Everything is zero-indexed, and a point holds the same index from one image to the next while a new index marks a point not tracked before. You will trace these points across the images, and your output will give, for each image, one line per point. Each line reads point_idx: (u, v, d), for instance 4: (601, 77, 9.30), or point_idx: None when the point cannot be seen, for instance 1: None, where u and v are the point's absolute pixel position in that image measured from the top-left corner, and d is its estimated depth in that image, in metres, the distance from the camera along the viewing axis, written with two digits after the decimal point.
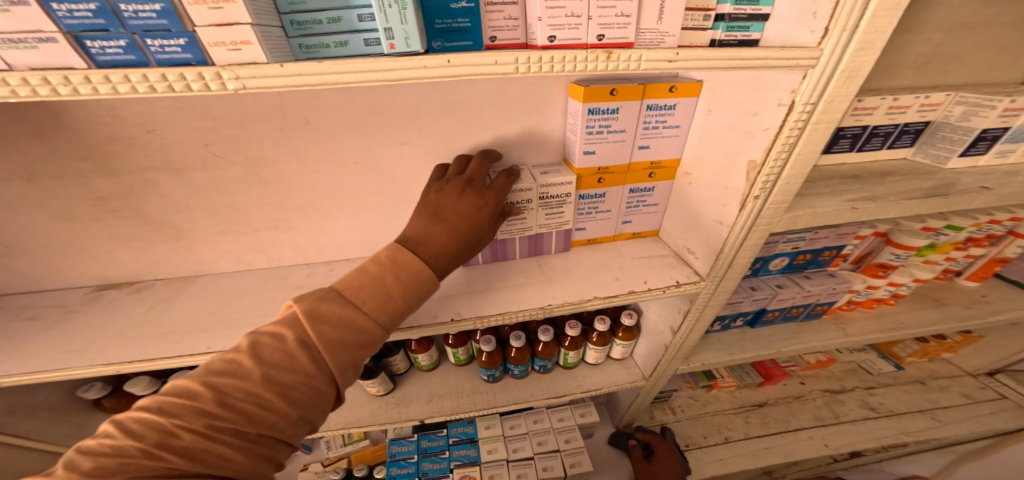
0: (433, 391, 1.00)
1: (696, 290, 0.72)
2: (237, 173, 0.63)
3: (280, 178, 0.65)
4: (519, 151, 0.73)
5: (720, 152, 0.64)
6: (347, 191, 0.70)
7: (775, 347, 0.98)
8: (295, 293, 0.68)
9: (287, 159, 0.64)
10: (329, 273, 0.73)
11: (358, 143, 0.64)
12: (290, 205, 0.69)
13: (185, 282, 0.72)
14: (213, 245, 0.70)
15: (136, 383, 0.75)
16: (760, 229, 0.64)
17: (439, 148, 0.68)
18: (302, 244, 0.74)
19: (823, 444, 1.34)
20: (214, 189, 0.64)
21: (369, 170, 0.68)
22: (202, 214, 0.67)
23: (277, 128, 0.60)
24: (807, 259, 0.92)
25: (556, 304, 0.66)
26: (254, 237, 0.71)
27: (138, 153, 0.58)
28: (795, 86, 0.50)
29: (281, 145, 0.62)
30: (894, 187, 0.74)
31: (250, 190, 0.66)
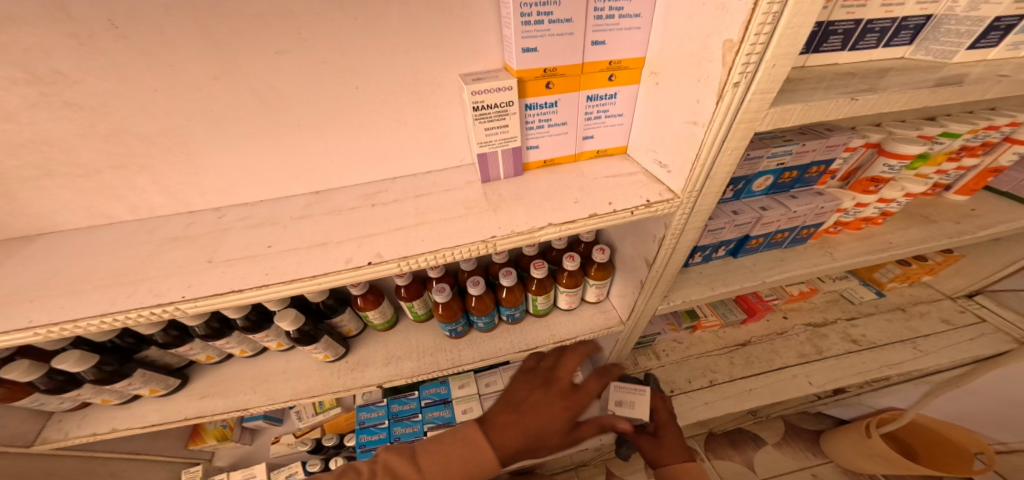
0: (392, 353, 0.91)
1: (670, 210, 0.60)
2: (27, 94, 0.47)
3: (100, 100, 0.50)
4: (439, 58, 0.58)
5: (688, 37, 0.50)
6: (217, 112, 0.55)
7: (758, 277, 0.90)
8: (166, 246, 0.56)
9: (98, 74, 0.48)
10: (216, 222, 0.60)
11: (203, 48, 0.49)
12: (138, 137, 0.54)
13: (21, 243, 0.58)
14: (40, 193, 0.55)
15: (11, 368, 0.61)
16: (743, 129, 0.51)
17: (331, 56, 0.54)
18: (172, 188, 0.60)
19: (807, 382, 1.32)
20: (2, 118, 0.48)
21: (240, 87, 0.53)
22: (3, 153, 0.51)
23: (64, 31, 0.44)
24: (792, 177, 0.83)
25: (501, 236, 0.56)
26: (100, 181, 0.57)
27: None
28: None
29: (85, 54, 0.46)
30: (894, 80, 0.62)
31: (63, 119, 0.50)
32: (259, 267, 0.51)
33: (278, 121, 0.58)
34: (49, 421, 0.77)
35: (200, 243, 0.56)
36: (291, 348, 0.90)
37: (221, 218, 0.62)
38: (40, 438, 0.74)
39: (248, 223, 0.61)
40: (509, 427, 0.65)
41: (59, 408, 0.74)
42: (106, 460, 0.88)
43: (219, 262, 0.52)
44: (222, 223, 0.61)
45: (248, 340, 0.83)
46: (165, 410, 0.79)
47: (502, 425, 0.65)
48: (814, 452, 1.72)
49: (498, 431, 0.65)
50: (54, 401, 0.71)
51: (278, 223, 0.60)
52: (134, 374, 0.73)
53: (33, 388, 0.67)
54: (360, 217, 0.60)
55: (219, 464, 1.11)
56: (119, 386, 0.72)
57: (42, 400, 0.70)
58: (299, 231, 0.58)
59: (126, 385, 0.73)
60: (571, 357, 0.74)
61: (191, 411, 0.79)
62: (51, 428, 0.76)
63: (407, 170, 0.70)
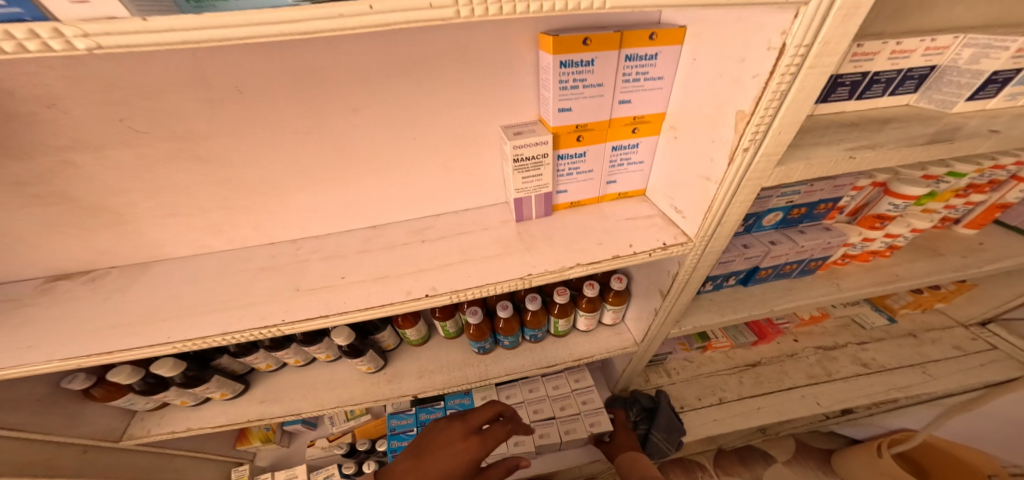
0: (425, 366, 1.00)
1: (684, 251, 0.67)
2: (168, 147, 0.62)
3: (217, 151, 0.64)
4: (483, 112, 0.69)
5: (706, 103, 0.57)
6: (303, 161, 0.69)
7: (767, 305, 0.96)
8: (258, 274, 0.72)
9: (222, 131, 0.63)
10: (294, 253, 0.75)
11: (301, 107, 0.62)
12: (239, 179, 0.69)
13: (141, 268, 0.75)
14: (162, 227, 0.72)
15: (117, 372, 0.73)
16: (751, 185, 0.57)
17: (397, 112, 0.66)
18: (260, 222, 0.76)
19: (815, 403, 1.36)
20: (143, 168, 0.64)
21: (323, 139, 0.67)
22: (143, 196, 0.67)
23: (203, 99, 0.58)
24: (802, 213, 0.88)
25: (536, 273, 0.64)
26: (206, 218, 0.73)
27: (50, 133, 0.56)
28: (786, 28, 0.42)
29: (214, 117, 0.60)
30: (893, 134, 0.69)
31: (190, 167, 0.66)
32: (334, 297, 0.62)
33: (347, 165, 0.71)
34: (133, 418, 0.87)
35: (287, 274, 0.70)
36: (335, 360, 1.00)
37: (297, 250, 0.77)
38: (126, 434, 0.84)
39: (320, 255, 0.75)
40: (408, 471, 0.76)
41: (143, 407, 0.85)
42: (172, 456, 0.98)
43: (303, 291, 0.65)
44: (299, 255, 0.75)
45: (302, 351, 0.93)
46: (229, 412, 0.89)
47: (407, 468, 0.77)
48: (825, 471, 1.74)
49: (399, 478, 0.75)
50: (142, 400, 0.82)
51: (345, 256, 0.73)
52: (211, 379, 0.83)
53: (129, 389, 0.79)
54: (413, 252, 0.70)
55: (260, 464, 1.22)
56: (199, 389, 0.83)
57: (133, 399, 0.81)
58: (362, 264, 0.70)
59: (204, 389, 0.83)
60: (480, 410, 0.90)
61: (252, 414, 0.89)
62: (135, 425, 0.86)
63: (449, 206, 0.81)
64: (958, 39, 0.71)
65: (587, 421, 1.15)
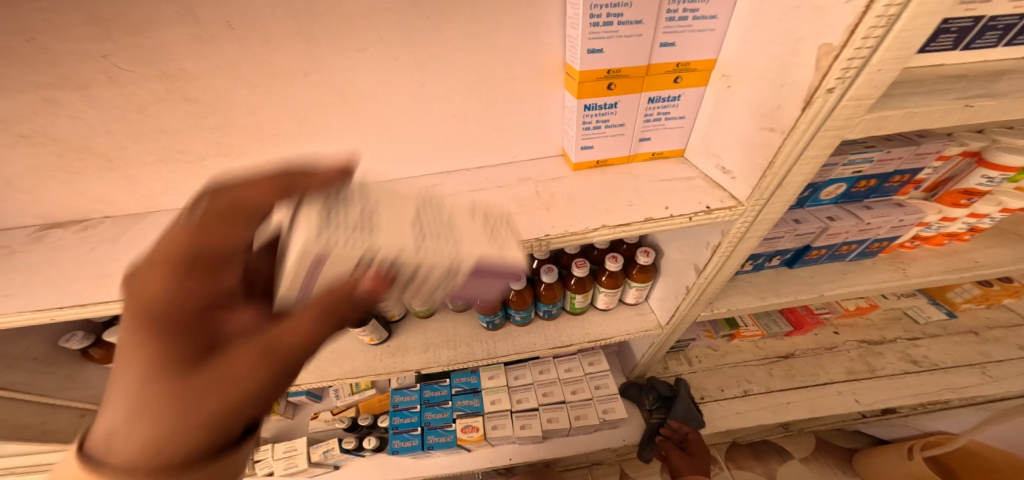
0: (431, 340, 0.95)
1: (731, 217, 0.57)
2: (156, 89, 0.56)
3: (209, 94, 0.58)
4: (500, 55, 0.60)
5: (774, 35, 0.43)
6: (302, 111, 0.63)
7: (815, 290, 0.85)
8: None
9: (214, 74, 0.56)
10: None
11: (300, 46, 0.55)
12: (234, 126, 0.63)
13: (135, 219, 0.72)
14: (154, 174, 0.67)
15: (114, 332, 0.73)
16: (829, 138, 0.44)
17: (404, 55, 0.58)
18: (257, 174, 0.70)
19: (853, 399, 1.24)
20: (134, 110, 0.58)
21: (323, 84, 0.60)
22: (133, 141, 0.62)
23: (191, 34, 0.51)
24: (870, 186, 0.76)
25: (555, 235, 0.57)
26: (202, 166, 0.67)
27: (22, 66, 0.50)
28: None
29: (203, 55, 0.53)
30: (1011, 86, 0.54)
31: (182, 112, 0.59)
32: None
33: (349, 116, 0.65)
34: None
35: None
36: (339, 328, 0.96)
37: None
38: None
39: None
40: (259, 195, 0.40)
41: None
42: None
43: None
44: None
45: None
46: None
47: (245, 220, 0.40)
48: (843, 470, 1.64)
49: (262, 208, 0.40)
50: None
51: None
52: None
53: None
54: None
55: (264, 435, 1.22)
56: None
57: None
58: None
59: None
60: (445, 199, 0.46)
61: None
62: None
63: (461, 165, 0.76)
64: None
65: (601, 408, 1.09)
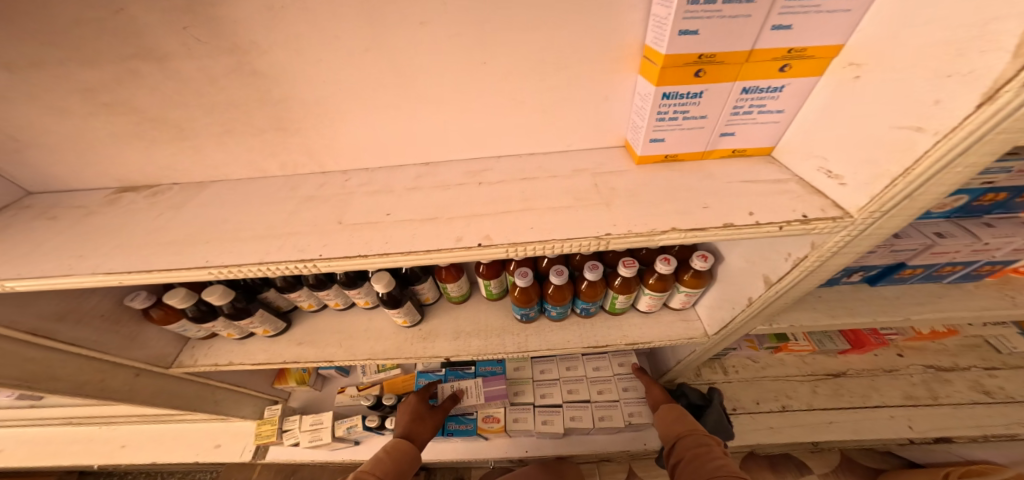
0: (462, 327, 0.93)
1: (829, 229, 0.49)
2: (227, 62, 0.58)
3: (275, 68, 0.59)
4: (571, 33, 0.55)
5: (952, 11, 0.34)
6: (360, 86, 0.61)
7: (900, 313, 0.75)
8: (301, 204, 0.66)
9: (281, 46, 0.56)
10: (342, 185, 0.70)
11: (364, 18, 0.53)
12: (292, 100, 0.63)
13: (197, 187, 0.75)
14: (218, 145, 0.70)
15: (173, 294, 0.75)
16: (997, 145, 0.35)
17: (469, 30, 0.54)
18: (313, 149, 0.71)
19: (907, 426, 1.14)
20: (205, 82, 0.61)
21: (383, 58, 0.57)
22: (202, 112, 0.64)
23: (264, 5, 0.51)
24: (997, 200, 0.64)
25: (617, 234, 0.52)
26: (261, 140, 0.69)
27: (116, 38, 0.55)
28: None
29: (273, 27, 0.54)
30: None
31: (247, 85, 0.61)
32: (376, 238, 0.55)
33: (405, 92, 0.62)
34: (184, 346, 0.92)
35: (330, 205, 0.64)
36: (374, 307, 0.96)
37: (345, 181, 0.71)
38: (176, 361, 0.89)
39: (367, 189, 0.68)
40: None
41: (195, 335, 0.89)
42: (215, 389, 1.07)
43: (346, 225, 0.59)
44: (347, 186, 0.70)
45: (343, 294, 0.89)
46: (268, 351, 0.91)
47: None
48: None
49: None
50: (193, 328, 0.86)
51: (393, 191, 0.66)
52: (256, 313, 0.84)
53: (183, 315, 0.83)
54: (467, 193, 0.62)
55: (293, 404, 1.28)
56: (244, 322, 0.84)
57: (188, 325, 0.85)
58: (411, 201, 0.62)
59: (249, 322, 0.84)
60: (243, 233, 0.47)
61: (289, 355, 0.90)
62: (185, 354, 0.91)
63: (512, 150, 0.71)
64: None
65: (626, 410, 1.05)
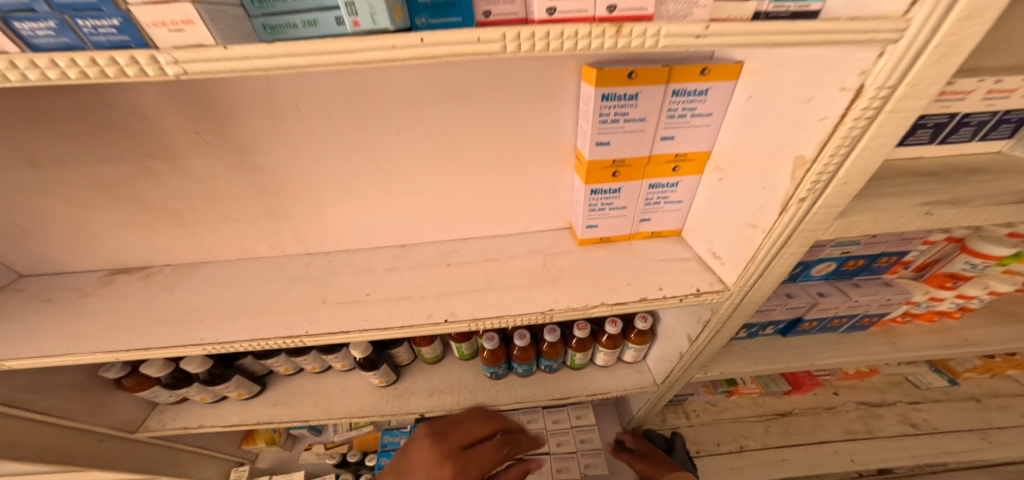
0: (437, 385, 1.00)
1: (719, 300, 0.63)
2: (230, 161, 0.69)
3: (271, 165, 0.70)
4: (515, 139, 0.70)
5: (757, 145, 0.52)
6: (342, 179, 0.73)
7: (807, 359, 0.90)
8: (291, 283, 0.76)
9: (278, 148, 0.68)
10: (326, 266, 0.81)
11: (348, 124, 0.65)
12: (283, 190, 0.74)
13: (190, 268, 0.83)
14: (213, 229, 0.79)
15: (150, 365, 0.79)
16: (803, 238, 0.52)
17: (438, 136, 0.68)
18: (301, 233, 0.81)
19: (850, 459, 1.24)
20: (209, 177, 0.71)
21: (366, 159, 0.70)
22: (203, 202, 0.75)
23: (264, 114, 0.63)
24: (858, 265, 0.82)
25: (559, 309, 0.63)
26: (254, 226, 0.79)
27: (135, 143, 0.65)
28: (866, 66, 0.36)
29: (271, 131, 0.65)
30: (993, 187, 0.56)
31: (245, 178, 0.71)
32: (356, 319, 0.65)
33: (386, 186, 0.75)
34: (151, 412, 0.94)
35: (317, 285, 0.75)
36: (352, 369, 1.02)
37: (330, 262, 0.82)
38: (142, 426, 0.91)
39: (351, 269, 0.79)
40: None
41: (165, 400, 0.92)
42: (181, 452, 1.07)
43: (329, 304, 0.69)
44: (330, 267, 0.80)
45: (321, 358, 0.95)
46: (243, 413, 0.94)
47: None
48: None
49: None
50: (164, 394, 0.89)
51: (374, 271, 0.77)
52: (232, 379, 0.89)
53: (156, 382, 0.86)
54: (437, 273, 0.74)
55: (260, 466, 1.26)
56: (220, 387, 0.89)
57: (158, 391, 0.87)
58: (389, 284, 0.73)
59: (224, 387, 0.89)
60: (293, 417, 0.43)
61: (265, 417, 0.94)
62: (152, 419, 0.93)
63: (477, 232, 0.84)
64: None
65: (582, 462, 1.10)
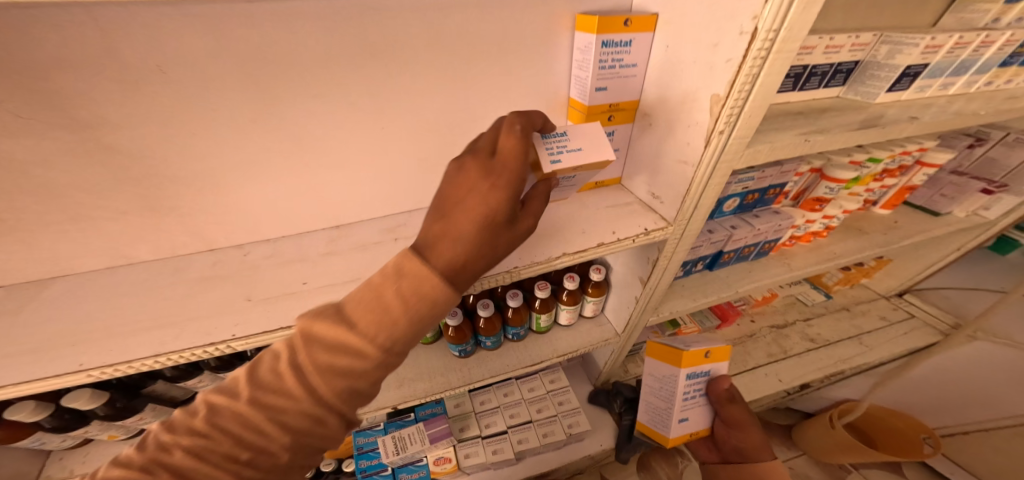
0: (404, 375, 0.95)
1: (664, 236, 0.71)
2: (66, 140, 0.50)
3: (135, 145, 0.54)
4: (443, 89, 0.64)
5: (681, 91, 0.59)
6: (247, 156, 0.61)
7: (732, 287, 1.05)
8: (200, 283, 0.62)
9: (144, 122, 0.52)
10: (239, 260, 0.66)
11: (243, 82, 0.53)
12: (162, 175, 0.58)
13: (28, 288, 0.61)
14: (59, 235, 0.59)
15: (16, 409, 0.61)
16: (723, 168, 0.60)
17: (362, 99, 0.61)
18: (196, 227, 0.66)
19: (777, 380, 1.44)
20: (30, 166, 0.51)
21: (280, 131, 0.60)
22: (34, 200, 0.55)
23: (111, 77, 0.48)
24: (755, 198, 1.00)
25: (524, 266, 0.62)
26: (125, 224, 0.62)
27: None
28: (757, 12, 0.44)
29: (128, 101, 0.50)
30: (835, 120, 0.72)
31: (95, 163, 0.54)
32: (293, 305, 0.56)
33: (302, 160, 0.65)
34: (48, 460, 0.80)
35: (232, 283, 0.61)
36: None
37: (245, 255, 0.68)
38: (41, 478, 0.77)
39: (274, 260, 0.67)
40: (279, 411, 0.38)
41: (61, 445, 0.74)
42: None
43: (257, 301, 0.57)
44: (244, 262, 0.67)
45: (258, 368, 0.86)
46: None
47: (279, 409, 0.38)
48: (789, 447, 1.73)
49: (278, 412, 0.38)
50: (55, 439, 0.71)
51: (306, 259, 0.66)
52: (144, 409, 0.74)
53: (37, 428, 0.67)
54: (388, 251, 0.66)
55: None
56: (131, 419, 0.74)
57: (47, 437, 0.70)
58: (327, 267, 0.63)
59: (138, 419, 0.74)
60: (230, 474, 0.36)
61: None
62: (50, 467, 0.79)
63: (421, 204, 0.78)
64: (876, 36, 0.77)
65: (565, 423, 1.12)
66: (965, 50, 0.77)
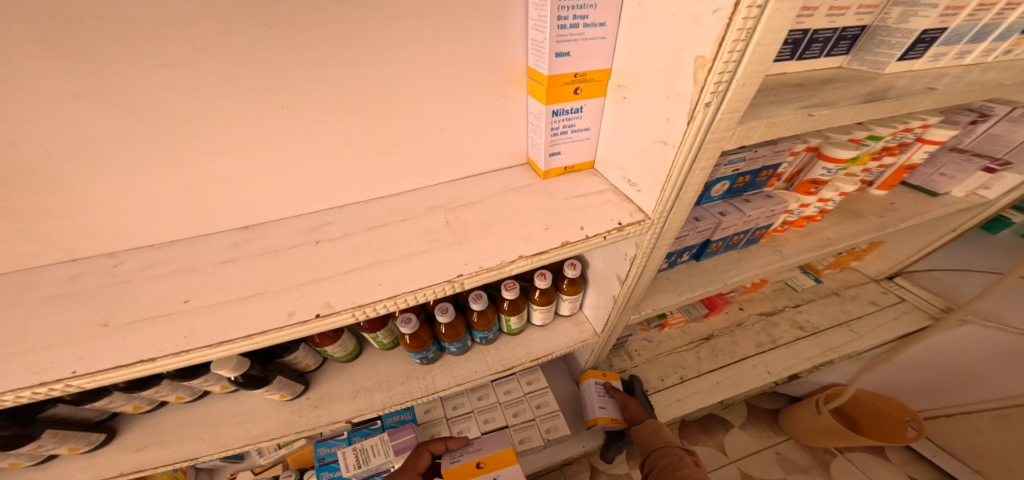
0: (360, 384, 0.86)
1: (641, 231, 0.60)
2: None
3: None
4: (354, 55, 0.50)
5: (657, 54, 0.47)
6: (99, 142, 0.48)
7: (720, 279, 0.96)
8: (69, 299, 0.51)
9: None
10: (123, 270, 0.55)
11: (57, 53, 0.41)
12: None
13: None
14: None
15: None
16: (711, 149, 0.49)
17: (251, 66, 0.48)
18: (52, 232, 0.53)
19: (766, 371, 1.39)
20: None
21: (140, 111, 0.47)
22: None
23: None
24: (745, 181, 0.90)
25: (468, 274, 0.52)
26: None
27: None
28: None
29: None
30: (839, 92, 0.62)
31: None
32: (183, 328, 0.46)
33: (183, 147, 0.52)
34: None
35: (103, 299, 0.50)
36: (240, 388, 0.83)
37: (115, 267, 0.56)
38: None
39: (162, 269, 0.54)
40: None
41: None
42: None
43: (138, 322, 0.47)
44: (127, 271, 0.55)
45: (185, 386, 0.75)
46: (94, 467, 0.71)
47: None
48: (775, 431, 1.70)
49: None
50: None
51: (195, 270, 0.54)
52: (44, 435, 0.63)
53: None
54: (302, 256, 0.55)
55: None
56: (26, 450, 0.62)
57: None
58: (229, 276, 0.53)
59: (35, 447, 0.62)
60: None
61: (128, 466, 0.72)
62: None
63: (357, 196, 0.66)
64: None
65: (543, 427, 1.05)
66: (987, 13, 0.67)
